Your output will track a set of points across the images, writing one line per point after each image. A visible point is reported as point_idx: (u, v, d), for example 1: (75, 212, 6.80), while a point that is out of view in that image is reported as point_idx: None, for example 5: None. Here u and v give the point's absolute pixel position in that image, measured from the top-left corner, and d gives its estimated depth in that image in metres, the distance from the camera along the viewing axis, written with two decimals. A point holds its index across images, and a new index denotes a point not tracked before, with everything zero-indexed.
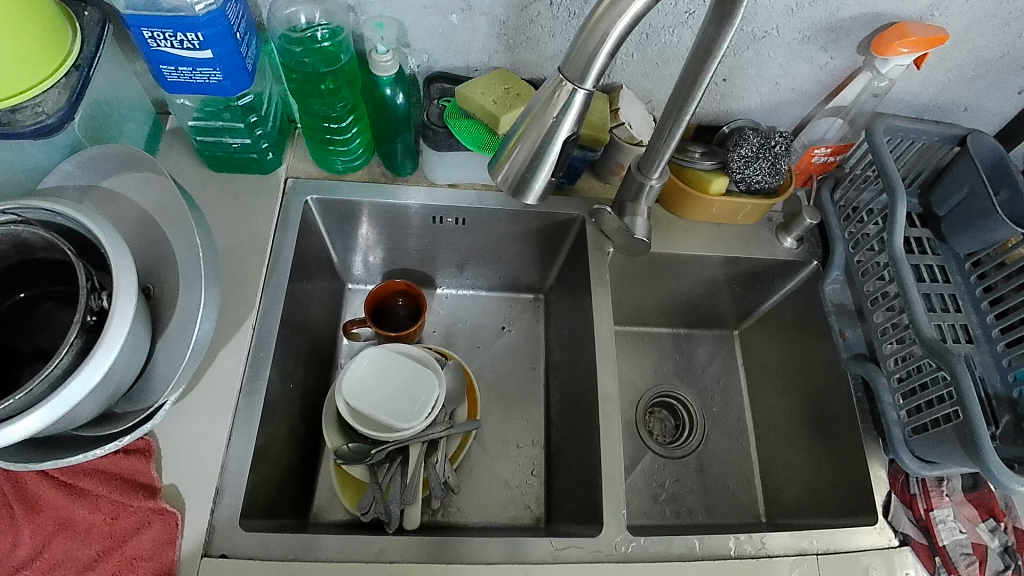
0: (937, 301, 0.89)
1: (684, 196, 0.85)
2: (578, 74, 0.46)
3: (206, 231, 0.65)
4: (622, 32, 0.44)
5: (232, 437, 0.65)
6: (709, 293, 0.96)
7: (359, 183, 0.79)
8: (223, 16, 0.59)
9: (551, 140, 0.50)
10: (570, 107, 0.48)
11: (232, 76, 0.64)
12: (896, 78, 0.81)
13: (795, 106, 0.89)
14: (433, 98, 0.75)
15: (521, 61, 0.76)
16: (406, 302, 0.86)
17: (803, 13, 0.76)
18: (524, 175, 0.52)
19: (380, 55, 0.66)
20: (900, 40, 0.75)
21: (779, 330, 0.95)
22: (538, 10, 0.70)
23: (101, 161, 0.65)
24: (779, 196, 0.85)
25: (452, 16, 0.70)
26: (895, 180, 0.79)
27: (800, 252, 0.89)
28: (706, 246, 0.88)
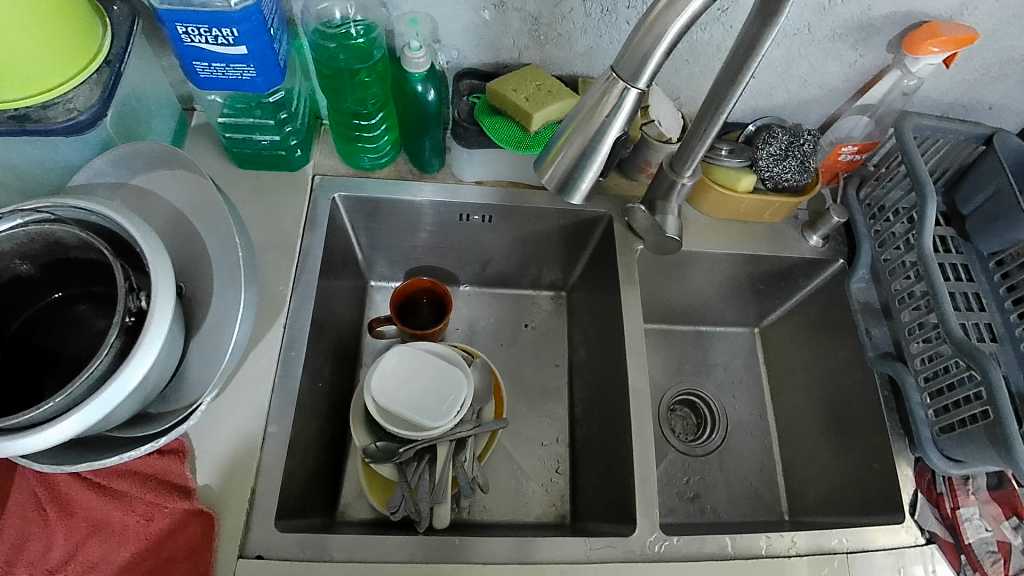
0: (961, 300, 0.89)
1: (711, 194, 0.85)
2: (631, 71, 0.45)
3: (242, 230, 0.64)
4: (679, 32, 0.43)
5: (266, 437, 0.64)
6: (732, 292, 0.96)
7: (386, 180, 0.78)
8: (257, 12, 0.58)
9: (600, 141, 0.49)
10: (620, 106, 0.47)
11: (265, 73, 0.62)
12: (926, 76, 0.81)
13: (821, 104, 0.89)
14: (462, 94, 0.74)
15: (551, 58, 0.75)
16: (430, 302, 0.85)
17: (835, 11, 0.76)
18: (571, 174, 0.52)
19: (414, 52, 0.65)
20: (930, 40, 0.75)
21: (801, 329, 0.95)
22: (572, 6, 0.69)
23: (133, 159, 0.64)
24: (807, 195, 0.84)
25: (485, 12, 0.69)
26: (925, 178, 0.79)
27: (826, 251, 0.89)
28: (731, 244, 0.87)
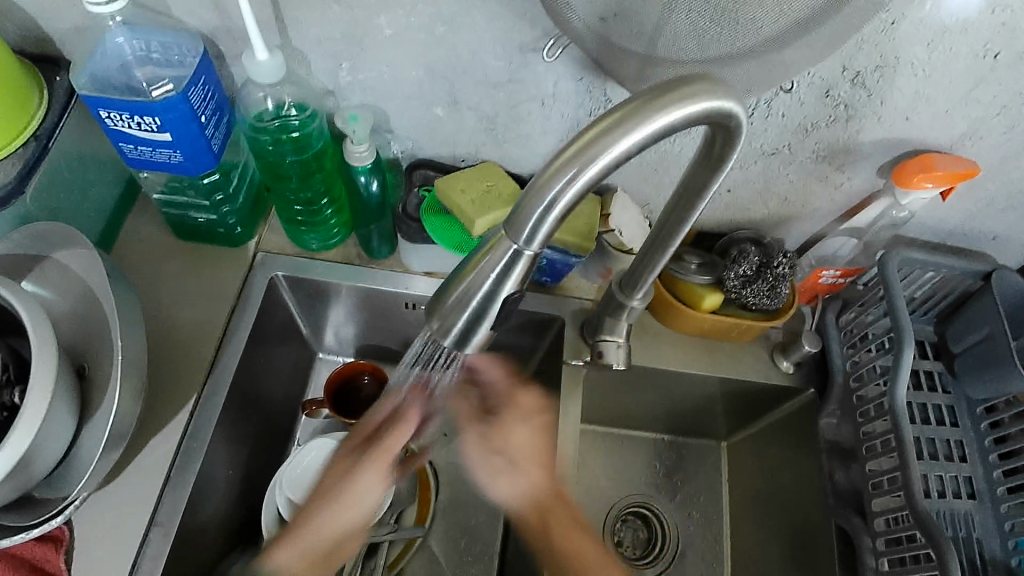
0: (941, 446, 0.82)
1: (676, 308, 0.80)
2: (520, 233, 0.41)
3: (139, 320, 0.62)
4: (569, 201, 0.39)
5: (150, 533, 0.61)
6: (697, 406, 0.90)
7: (334, 264, 0.75)
8: (183, 102, 0.55)
9: (491, 297, 0.43)
10: (512, 267, 0.42)
11: (194, 158, 0.60)
12: (918, 209, 0.75)
13: (806, 222, 0.83)
14: (413, 185, 0.72)
15: (509, 156, 0.72)
16: (372, 379, 0.82)
17: (818, 133, 0.71)
18: (464, 329, 0.45)
19: (356, 145, 0.63)
20: (925, 173, 0.68)
21: (769, 450, 0.88)
22: (528, 110, 0.66)
23: (49, 236, 0.62)
24: (777, 319, 0.79)
25: (436, 108, 0.67)
26: (905, 322, 0.73)
27: (798, 377, 0.83)
28: (691, 362, 0.83)
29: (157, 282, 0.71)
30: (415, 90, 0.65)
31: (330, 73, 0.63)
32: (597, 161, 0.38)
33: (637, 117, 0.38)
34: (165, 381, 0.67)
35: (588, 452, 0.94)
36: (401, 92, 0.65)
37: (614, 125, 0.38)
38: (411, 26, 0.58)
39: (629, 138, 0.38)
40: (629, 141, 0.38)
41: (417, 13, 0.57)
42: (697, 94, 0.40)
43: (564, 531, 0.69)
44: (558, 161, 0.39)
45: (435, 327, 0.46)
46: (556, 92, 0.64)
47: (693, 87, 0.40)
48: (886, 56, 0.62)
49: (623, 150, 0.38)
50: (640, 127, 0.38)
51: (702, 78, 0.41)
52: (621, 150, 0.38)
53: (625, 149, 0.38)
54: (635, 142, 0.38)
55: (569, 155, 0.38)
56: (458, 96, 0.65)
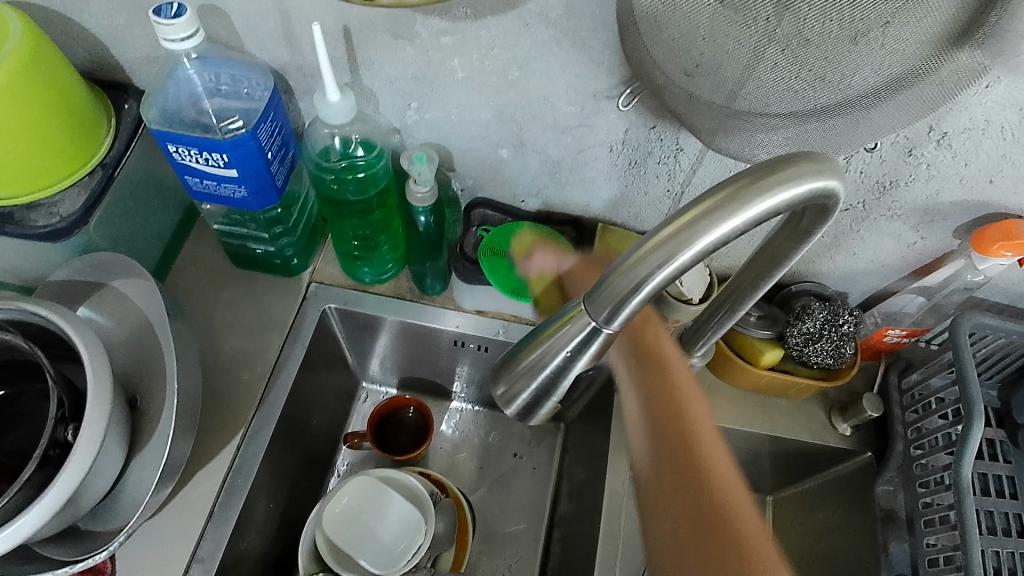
0: (1000, 519, 0.78)
1: (734, 362, 0.77)
2: (603, 314, 0.39)
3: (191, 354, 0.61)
4: (659, 284, 0.37)
5: (191, 569, 0.60)
6: (745, 459, 0.87)
7: (385, 298, 0.74)
8: (252, 139, 0.54)
9: (563, 371, 0.42)
10: (590, 342, 0.40)
11: (257, 194, 0.59)
12: (994, 275, 0.71)
13: (872, 278, 0.80)
14: (472, 225, 0.70)
15: (571, 199, 0.70)
16: (416, 411, 0.82)
17: (895, 192, 0.68)
18: (535, 398, 0.44)
19: (419, 185, 0.62)
20: (1006, 242, 0.65)
21: (819, 510, 0.85)
22: (595, 155, 0.64)
23: (109, 266, 0.62)
24: (836, 380, 0.76)
25: (502, 150, 0.65)
26: (976, 395, 0.69)
27: (855, 440, 0.81)
28: (744, 417, 0.80)
29: (209, 310, 0.71)
30: (481, 131, 0.63)
31: (397, 110, 0.62)
32: (692, 246, 0.35)
33: (740, 199, 0.35)
34: (214, 411, 0.67)
35: None
36: (466, 133, 0.63)
37: (712, 208, 0.35)
38: (484, 69, 0.56)
39: (730, 222, 0.35)
40: (729, 226, 0.35)
41: (491, 57, 0.55)
42: (803, 174, 0.37)
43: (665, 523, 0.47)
44: (648, 244, 0.37)
45: (504, 391, 0.45)
46: (625, 139, 0.62)
47: (798, 167, 0.37)
48: (977, 119, 0.59)
49: (722, 235, 0.36)
50: (741, 211, 0.35)
51: (809, 156, 0.38)
52: (719, 235, 0.36)
53: (724, 234, 0.36)
54: (736, 226, 0.36)
55: (663, 238, 0.36)
56: (524, 138, 0.63)
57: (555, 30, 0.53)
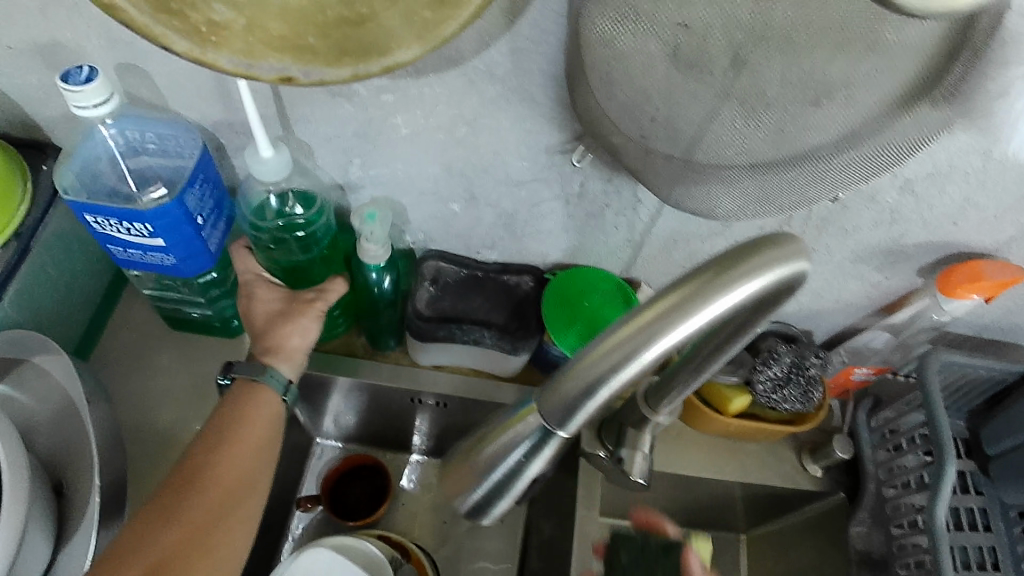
0: (974, 554, 0.78)
1: (702, 410, 0.75)
2: (557, 416, 0.35)
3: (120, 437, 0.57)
4: (616, 387, 0.34)
5: None
6: (717, 503, 0.84)
7: (334, 356, 0.71)
8: (178, 207, 0.50)
9: (514, 473, 0.39)
10: (545, 444, 0.37)
11: (190, 261, 0.56)
12: (960, 314, 0.70)
13: (837, 315, 0.78)
14: (425, 279, 0.67)
15: (527, 250, 0.67)
16: (373, 470, 0.78)
17: (859, 235, 0.66)
18: (487, 499, 0.41)
19: (370, 243, 0.58)
20: (971, 285, 0.64)
21: (793, 551, 0.83)
22: (552, 207, 0.61)
23: (29, 342, 0.58)
24: (806, 425, 0.73)
25: (453, 204, 0.61)
26: (946, 438, 0.68)
27: (824, 481, 0.79)
28: (712, 464, 0.78)
29: (145, 379, 0.66)
30: (429, 186, 0.59)
31: (340, 169, 0.58)
32: (651, 349, 0.32)
33: (702, 297, 0.32)
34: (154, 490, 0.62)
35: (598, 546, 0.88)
36: (413, 188, 0.59)
37: (671, 307, 0.32)
38: (429, 126, 0.53)
39: (691, 322, 0.32)
40: (691, 326, 0.32)
41: (436, 113, 0.52)
42: (772, 262, 0.34)
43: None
44: (604, 341, 0.34)
45: (454, 490, 0.42)
46: (581, 191, 0.59)
47: (767, 253, 0.34)
48: (939, 165, 0.57)
49: (684, 336, 0.32)
50: (704, 311, 0.32)
51: (774, 240, 0.35)
52: (681, 335, 0.32)
53: (687, 334, 0.32)
54: (698, 325, 0.32)
55: (620, 339, 0.33)
56: (476, 193, 0.59)
57: (502, 86, 0.49)
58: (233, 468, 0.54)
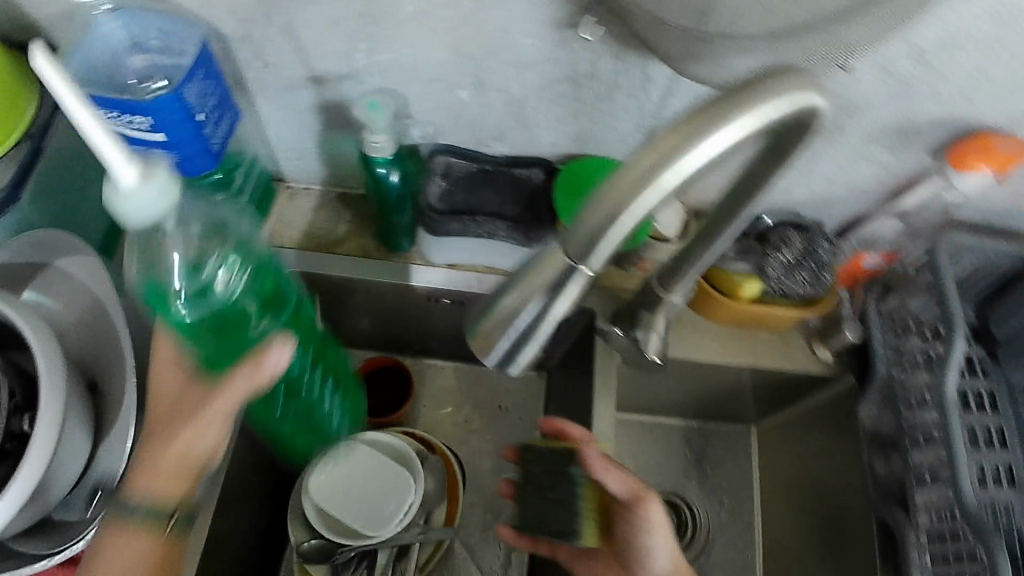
0: (982, 434, 0.77)
1: (713, 297, 0.76)
2: (580, 252, 0.37)
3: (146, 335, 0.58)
4: (638, 217, 0.35)
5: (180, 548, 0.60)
6: (729, 392, 0.87)
7: (346, 258, 0.70)
8: (177, 100, 0.50)
9: (540, 317, 0.40)
10: (568, 286, 0.39)
11: (192, 159, 0.56)
12: (972, 194, 0.70)
13: (847, 202, 0.78)
14: (435, 173, 0.66)
15: (537, 141, 0.66)
16: (395, 371, 0.80)
17: (872, 112, 0.65)
18: (513, 348, 0.43)
19: (373, 135, 0.58)
20: (982, 156, 0.64)
21: (801, 436, 0.86)
22: (561, 91, 0.59)
23: (50, 244, 0.59)
24: (812, 309, 0.75)
25: (461, 91, 0.60)
26: (954, 310, 0.69)
27: (836, 366, 0.81)
28: (723, 352, 0.80)
29: None
30: (435, 74, 0.58)
31: (343, 56, 0.56)
32: (675, 169, 0.34)
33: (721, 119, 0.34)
34: None
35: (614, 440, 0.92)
36: (418, 77, 0.58)
37: (692, 129, 0.34)
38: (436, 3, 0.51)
39: (713, 142, 0.34)
40: (712, 146, 0.34)
41: None
42: (787, 88, 0.35)
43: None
44: (624, 173, 0.35)
45: (480, 346, 0.43)
46: (592, 72, 0.57)
47: (780, 81, 0.35)
48: (949, 30, 0.56)
49: (706, 157, 0.34)
50: (725, 130, 0.34)
51: (792, 71, 0.36)
52: (703, 156, 0.34)
53: (709, 155, 0.34)
54: (719, 147, 0.34)
55: (640, 169, 0.34)
56: (483, 78, 0.58)
57: None
58: (181, 450, 0.53)
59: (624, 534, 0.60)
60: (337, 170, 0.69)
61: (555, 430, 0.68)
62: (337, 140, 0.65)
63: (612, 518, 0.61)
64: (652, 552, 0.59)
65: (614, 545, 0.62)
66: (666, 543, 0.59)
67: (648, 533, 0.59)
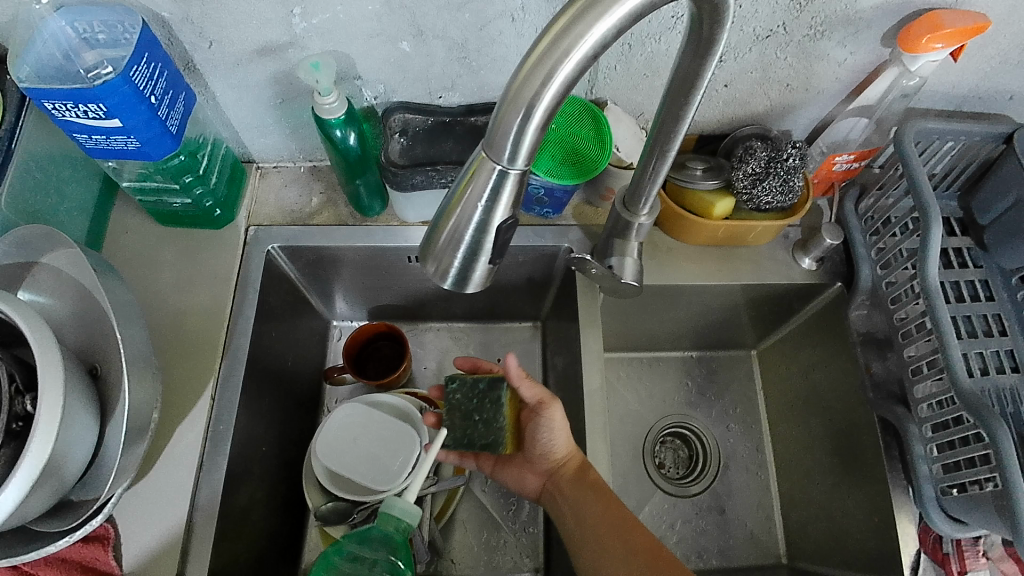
0: (979, 323, 0.75)
1: (686, 220, 0.77)
2: (505, 153, 0.38)
3: (134, 316, 0.60)
4: (548, 106, 0.36)
5: (196, 517, 0.62)
6: (722, 317, 0.88)
7: (326, 227, 0.74)
8: (125, 83, 0.52)
9: (483, 227, 0.41)
10: (501, 190, 0.40)
11: (152, 142, 0.58)
12: (930, 75, 0.70)
13: (811, 108, 0.78)
14: (393, 131, 0.68)
15: (487, 84, 0.67)
16: (390, 336, 0.82)
17: (814, 7, 0.65)
18: (464, 265, 0.44)
19: (324, 96, 0.60)
20: (932, 34, 0.63)
21: (799, 351, 0.86)
22: (499, 28, 0.61)
23: (34, 240, 0.60)
24: (790, 218, 0.75)
25: (402, 43, 0.62)
26: (928, 197, 0.69)
27: (821, 274, 0.81)
28: (707, 274, 0.80)
29: (155, 275, 0.70)
30: (373, 28, 0.59)
31: (282, 24, 0.58)
32: (573, 54, 0.34)
33: None
34: (182, 368, 0.67)
35: (616, 380, 0.93)
36: (358, 32, 0.60)
37: (585, 8, 0.34)
38: None
39: (606, 21, 0.34)
40: (605, 25, 0.34)
41: None
42: None
43: (571, 487, 0.69)
44: (527, 64, 0.35)
45: (433, 269, 0.44)
46: (524, 4, 0.58)
47: None
48: None
49: (600, 36, 0.34)
50: (617, 7, 0.34)
51: None
52: (597, 36, 0.34)
53: (603, 33, 0.34)
54: (612, 24, 0.34)
55: (539, 56, 0.35)
56: (421, 26, 0.60)
57: None
58: None
59: (530, 432, 0.71)
60: (302, 138, 0.73)
61: (470, 367, 0.78)
62: (297, 109, 0.68)
63: (522, 421, 0.73)
64: (550, 442, 0.70)
65: (523, 444, 0.73)
66: (562, 434, 0.70)
67: (548, 429, 0.70)
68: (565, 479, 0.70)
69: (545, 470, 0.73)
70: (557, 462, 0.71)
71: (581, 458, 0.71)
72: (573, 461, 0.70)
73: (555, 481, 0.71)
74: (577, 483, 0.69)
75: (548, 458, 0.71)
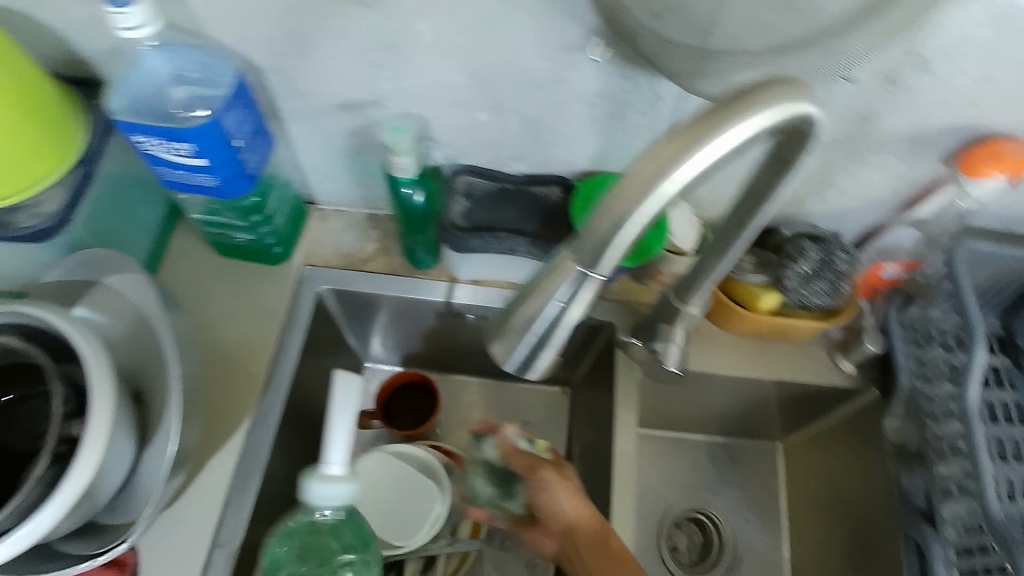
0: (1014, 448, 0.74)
1: (732, 311, 0.78)
2: (589, 258, 0.39)
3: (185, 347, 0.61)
4: (643, 222, 0.37)
5: (216, 553, 0.62)
6: (752, 407, 0.87)
7: (378, 275, 0.75)
8: (216, 127, 0.54)
9: (555, 322, 0.42)
10: (579, 290, 0.41)
11: (230, 182, 0.59)
12: (987, 199, 0.70)
13: (864, 214, 0.79)
14: (458, 192, 0.70)
15: (553, 158, 0.69)
16: (422, 387, 0.82)
17: (882, 122, 0.66)
18: (530, 355, 0.45)
19: (400, 158, 0.62)
20: (995, 162, 0.65)
21: (826, 452, 0.86)
22: (575, 110, 0.62)
23: (99, 263, 0.63)
24: (833, 320, 0.76)
25: (480, 114, 0.63)
26: (975, 318, 0.69)
27: (859, 378, 0.81)
28: (743, 365, 0.81)
29: (206, 304, 0.72)
30: (455, 95, 0.61)
31: (371, 84, 0.60)
32: (672, 179, 0.36)
33: (715, 126, 0.36)
34: (221, 400, 0.68)
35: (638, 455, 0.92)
36: (440, 99, 0.62)
37: (688, 136, 0.35)
38: (452, 31, 0.54)
39: (706, 149, 0.35)
40: (707, 155, 0.36)
41: (458, 15, 0.53)
42: (772, 99, 0.37)
43: (595, 557, 0.63)
44: (628, 181, 0.37)
45: (497, 348, 0.45)
46: (604, 91, 0.60)
47: (769, 92, 0.37)
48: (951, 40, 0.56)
49: (700, 165, 0.36)
50: (716, 140, 0.36)
51: (779, 82, 0.38)
52: (697, 166, 0.36)
53: (703, 162, 0.36)
54: (712, 155, 0.36)
55: (642, 174, 0.36)
56: (501, 100, 0.62)
57: None
58: None
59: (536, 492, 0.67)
60: (365, 186, 0.75)
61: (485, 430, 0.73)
62: (366, 161, 0.70)
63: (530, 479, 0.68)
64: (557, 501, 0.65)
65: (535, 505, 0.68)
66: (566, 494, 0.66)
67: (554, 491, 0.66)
68: (586, 547, 0.63)
69: (558, 534, 0.66)
70: (571, 527, 0.65)
71: (596, 519, 0.64)
72: (590, 523, 0.64)
73: (573, 545, 0.64)
74: (602, 555, 0.62)
75: (558, 520, 0.65)
